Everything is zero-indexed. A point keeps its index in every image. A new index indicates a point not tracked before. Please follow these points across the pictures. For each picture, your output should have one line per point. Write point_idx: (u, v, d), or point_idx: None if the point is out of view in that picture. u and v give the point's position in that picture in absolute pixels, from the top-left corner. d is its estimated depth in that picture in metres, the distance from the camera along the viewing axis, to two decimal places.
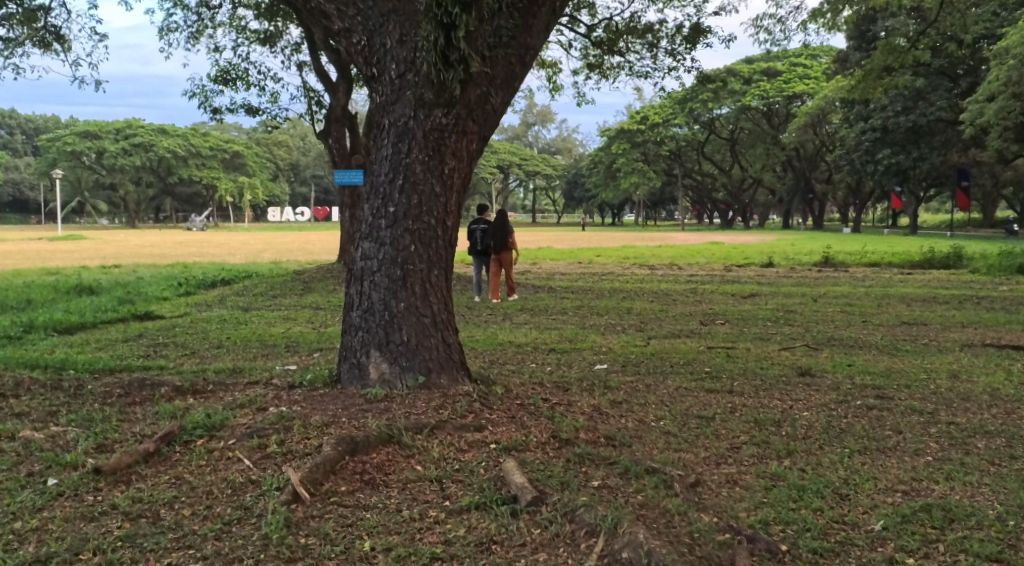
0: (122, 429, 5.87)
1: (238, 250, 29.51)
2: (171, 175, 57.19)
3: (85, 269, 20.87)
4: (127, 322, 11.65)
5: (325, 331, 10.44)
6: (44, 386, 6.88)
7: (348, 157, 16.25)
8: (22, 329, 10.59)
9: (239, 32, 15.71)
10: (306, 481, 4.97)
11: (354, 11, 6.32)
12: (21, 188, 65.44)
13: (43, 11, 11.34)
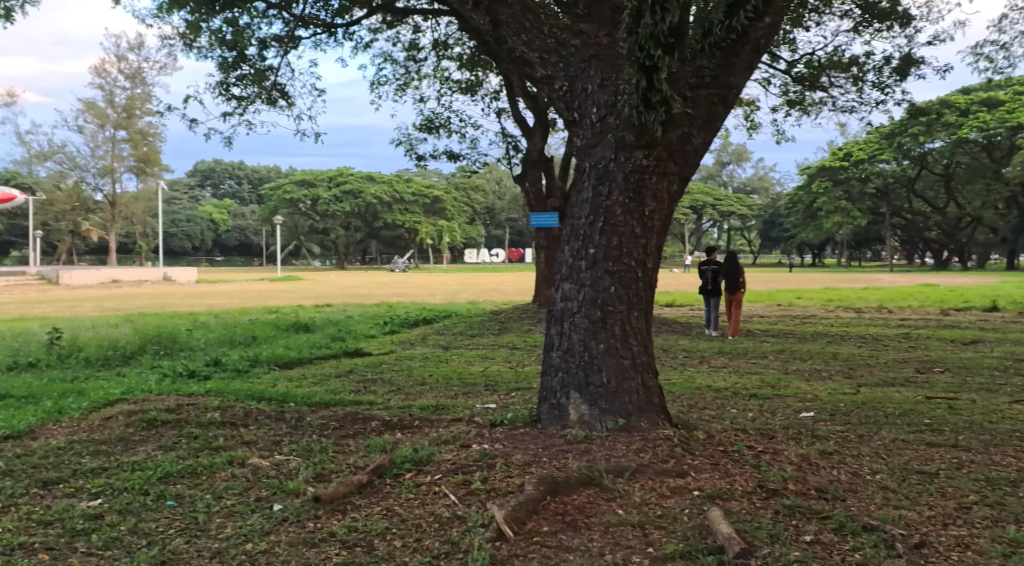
0: (337, 459, 6.21)
1: (438, 290, 30.54)
2: (376, 220, 60.31)
3: (301, 308, 22.31)
4: (339, 358, 12.36)
5: (523, 370, 10.62)
6: (269, 417, 7.40)
7: (544, 201, 16.54)
8: (248, 363, 11.46)
9: (443, 82, 16.42)
10: (510, 519, 5.04)
11: (556, 57, 6.51)
12: (247, 233, 70.97)
13: (271, 72, 12.36)
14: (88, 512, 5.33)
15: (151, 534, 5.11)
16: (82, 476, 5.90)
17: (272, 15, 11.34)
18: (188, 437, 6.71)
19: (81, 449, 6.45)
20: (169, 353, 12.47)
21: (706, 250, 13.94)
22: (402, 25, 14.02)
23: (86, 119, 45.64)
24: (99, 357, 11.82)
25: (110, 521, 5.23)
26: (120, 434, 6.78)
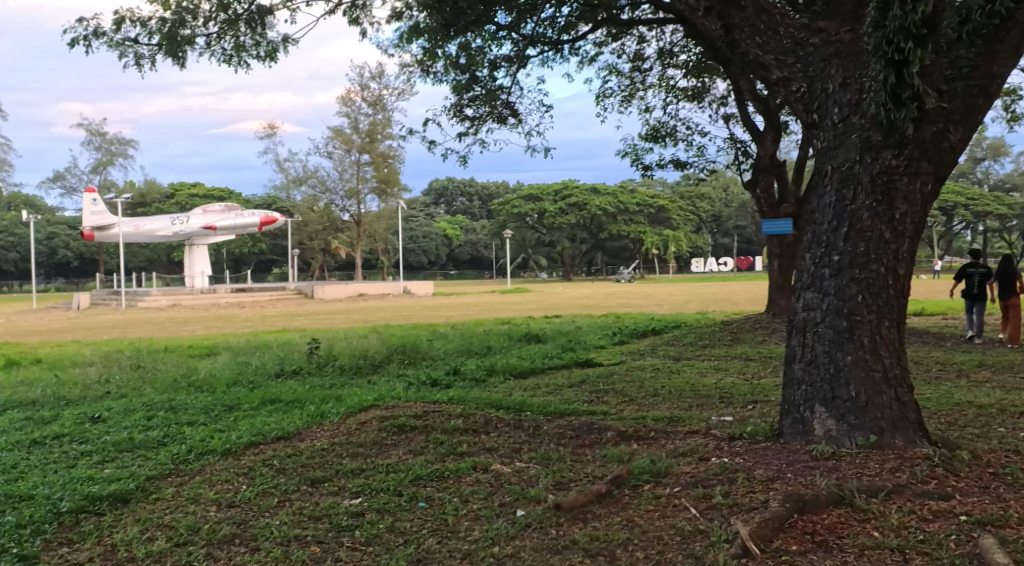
0: (576, 469, 6.29)
1: (666, 301, 30.23)
2: (602, 232, 60.64)
3: (531, 319, 22.83)
4: (571, 368, 12.54)
5: (759, 382, 10.27)
6: (508, 425, 7.62)
7: (778, 207, 15.96)
8: (485, 372, 11.89)
9: (669, 91, 16.28)
10: (755, 536, 4.89)
11: (793, 59, 6.28)
12: (478, 247, 73.58)
13: (502, 91, 12.78)
14: (350, 509, 5.72)
15: (406, 533, 5.41)
16: (343, 475, 6.35)
17: (502, 36, 11.74)
18: (434, 443, 7.05)
19: (341, 451, 6.94)
20: (413, 362, 13.16)
21: (972, 253, 13.00)
22: (628, 36, 14.06)
23: (334, 145, 49.26)
24: (350, 366, 12.66)
25: (370, 518, 5.59)
26: (375, 438, 7.24)
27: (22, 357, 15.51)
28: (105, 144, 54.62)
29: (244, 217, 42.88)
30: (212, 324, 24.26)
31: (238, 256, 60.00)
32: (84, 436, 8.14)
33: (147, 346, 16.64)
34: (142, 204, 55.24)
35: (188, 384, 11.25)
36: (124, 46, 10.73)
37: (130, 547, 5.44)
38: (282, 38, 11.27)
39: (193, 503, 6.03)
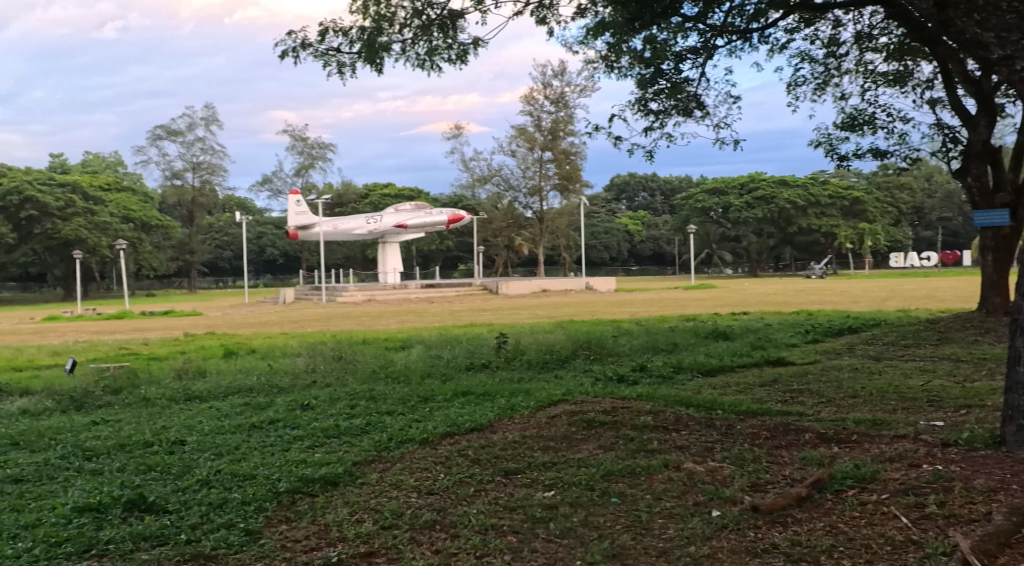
0: (773, 470, 6.09)
1: (862, 298, 28.67)
2: (791, 226, 58.23)
3: (718, 316, 22.31)
4: (762, 367, 12.14)
5: (971, 385, 9.53)
6: (699, 423, 7.47)
7: (992, 197, 14.78)
8: (672, 370, 11.71)
9: (867, 77, 15.43)
10: (977, 550, 4.56)
11: (1018, 36, 5.80)
12: (660, 242, 72.53)
13: (688, 83, 12.54)
14: (544, 502, 5.79)
15: (600, 528, 5.41)
16: (536, 468, 6.44)
17: (689, 28, 11.52)
18: (623, 439, 7.01)
19: (533, 444, 7.04)
20: (599, 358, 13.13)
21: None
22: (823, 22, 13.45)
23: (518, 143, 50.21)
24: (537, 360, 12.81)
25: (564, 512, 5.64)
26: (565, 433, 7.30)
27: (239, 347, 16.78)
28: (306, 148, 58.03)
29: (434, 216, 44.30)
30: (404, 319, 25.29)
31: (427, 253, 62.09)
32: (295, 422, 8.70)
33: (348, 339, 17.59)
34: (340, 205, 58.32)
35: (385, 375, 11.77)
36: (328, 57, 11.35)
37: (341, 528, 5.75)
38: (473, 40, 11.54)
39: (396, 489, 6.30)
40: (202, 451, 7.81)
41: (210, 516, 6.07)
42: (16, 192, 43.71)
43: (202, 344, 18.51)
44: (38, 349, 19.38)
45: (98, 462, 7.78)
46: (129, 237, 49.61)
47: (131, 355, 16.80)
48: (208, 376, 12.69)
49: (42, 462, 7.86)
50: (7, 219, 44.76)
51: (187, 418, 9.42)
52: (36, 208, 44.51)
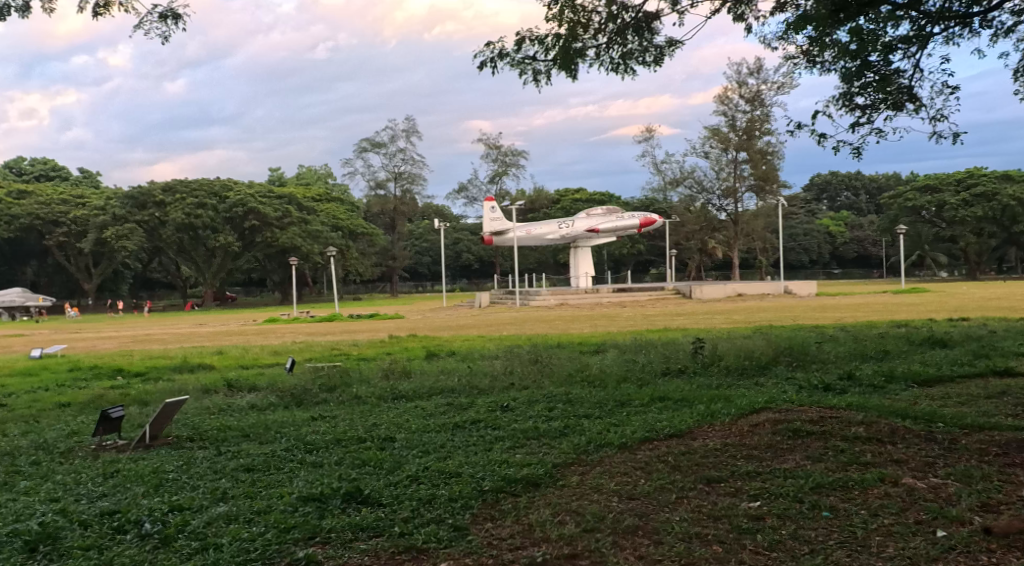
0: (1005, 490, 5.65)
1: None
2: (1015, 224, 53.30)
3: (932, 321, 20.84)
4: (986, 377, 11.24)
5: None
6: (918, 436, 7.01)
7: None
8: (884, 379, 11.06)
9: None
10: None
11: None
12: (866, 244, 68.66)
13: (898, 75, 11.82)
14: (750, 512, 5.62)
15: (812, 542, 5.20)
16: (740, 478, 6.25)
17: (900, 16, 10.87)
18: (833, 450, 6.69)
19: (735, 452, 6.85)
20: (802, 365, 12.61)
21: None
22: None
23: (711, 144, 49.40)
24: (736, 366, 12.46)
25: (772, 524, 5.44)
26: (769, 441, 7.04)
27: (440, 349, 17.46)
28: (500, 156, 59.41)
29: (626, 220, 43.84)
30: (597, 323, 25.30)
31: (619, 258, 61.89)
32: (496, 423, 8.91)
33: (543, 343, 17.85)
34: (533, 211, 59.28)
35: (581, 379, 11.83)
36: (524, 65, 11.56)
37: (544, 528, 5.82)
38: (668, 42, 11.42)
39: (597, 492, 6.31)
40: (410, 448, 8.14)
41: (421, 511, 6.31)
42: (239, 204, 47.42)
43: (406, 345, 19.42)
44: (261, 348, 21.00)
45: (318, 455, 8.29)
46: (339, 244, 52.23)
47: (343, 355, 17.87)
48: (413, 376, 13.28)
49: (268, 452, 8.47)
50: (233, 228, 48.64)
51: (395, 416, 9.87)
52: (257, 218, 48.09)
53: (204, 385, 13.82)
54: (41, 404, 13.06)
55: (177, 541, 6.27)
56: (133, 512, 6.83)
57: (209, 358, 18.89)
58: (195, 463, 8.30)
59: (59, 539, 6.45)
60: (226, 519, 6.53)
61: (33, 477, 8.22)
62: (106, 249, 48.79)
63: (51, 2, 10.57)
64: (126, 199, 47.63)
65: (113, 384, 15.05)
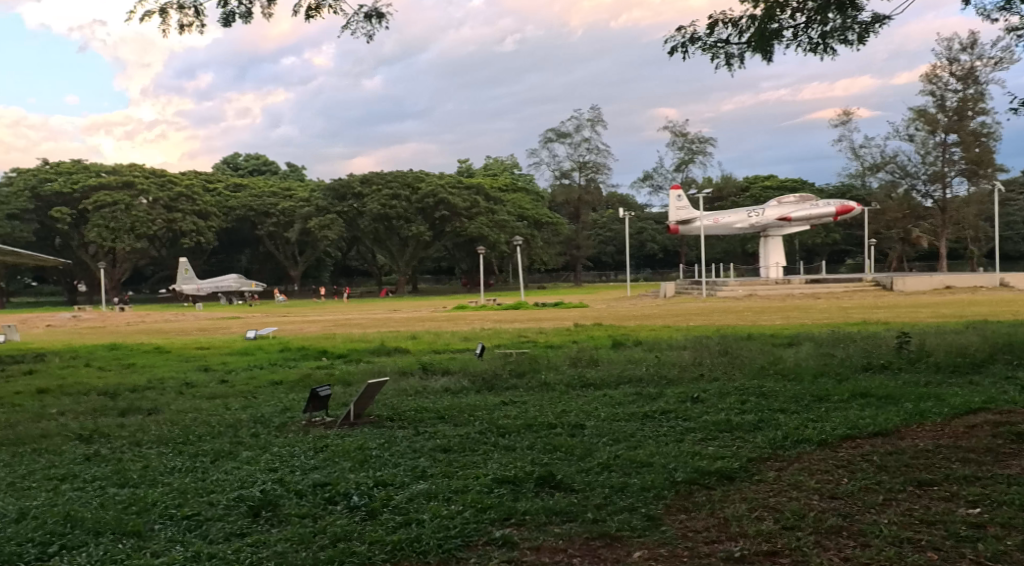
0: None
1: None
2: None
3: None
4: None
5: None
6: None
7: None
8: None
9: None
10: None
11: None
12: None
13: None
14: (969, 519, 5.28)
15: None
16: (957, 482, 5.87)
17: None
18: None
19: (950, 455, 6.42)
20: (1022, 364, 11.61)
21: None
22: None
23: (917, 127, 46.41)
24: (947, 363, 11.63)
25: (995, 534, 5.09)
26: (988, 445, 6.55)
27: (627, 339, 17.36)
28: (687, 143, 58.33)
29: (821, 207, 41.88)
30: (790, 315, 24.38)
31: (812, 247, 59.36)
32: (686, 414, 8.74)
33: (731, 334, 17.38)
34: (721, 199, 57.90)
35: (774, 371, 11.42)
36: (716, 49, 11.27)
37: (740, 523, 5.69)
38: (874, 19, 10.79)
39: (795, 488, 6.10)
40: (600, 436, 8.17)
41: (613, 498, 6.31)
42: (431, 194, 49.07)
43: (591, 334, 19.46)
44: (451, 334, 21.66)
45: (510, 439, 8.48)
46: (525, 234, 52.81)
47: (531, 342, 18.13)
48: (601, 364, 13.28)
49: (463, 434, 8.74)
50: (424, 219, 50.42)
51: (585, 404, 9.90)
52: (447, 208, 49.55)
53: (401, 368, 14.42)
54: (257, 381, 14.07)
55: (383, 514, 6.67)
56: (342, 485, 7.28)
57: (403, 342, 19.69)
58: (395, 442, 8.68)
59: (279, 506, 6.98)
60: (427, 497, 6.89)
61: (252, 447, 8.89)
62: (310, 239, 51.89)
63: (268, 7, 11.30)
64: (328, 191, 50.47)
65: (319, 365, 15.98)
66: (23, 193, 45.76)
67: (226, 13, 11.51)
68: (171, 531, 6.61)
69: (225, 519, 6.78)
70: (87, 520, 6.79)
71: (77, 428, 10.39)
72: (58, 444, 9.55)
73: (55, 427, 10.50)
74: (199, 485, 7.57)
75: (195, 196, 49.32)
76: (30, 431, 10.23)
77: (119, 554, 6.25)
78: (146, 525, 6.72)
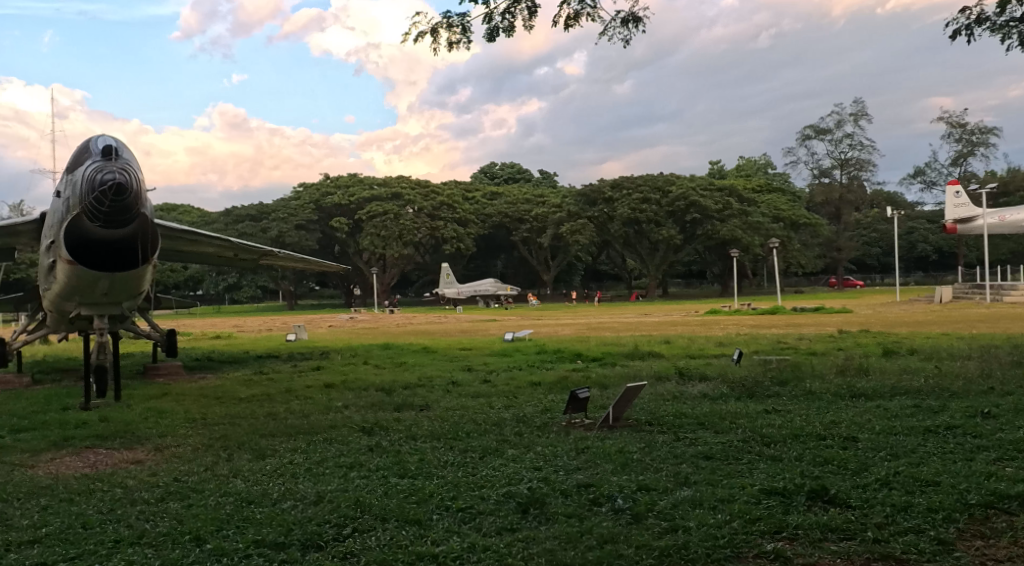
0: None
1: None
2: None
3: None
4: None
5: None
6: None
7: None
8: None
9: None
10: None
11: None
12: None
13: None
14: None
15: None
16: None
17: None
18: None
19: None
20: None
21: None
22: None
23: None
24: None
25: None
26: None
27: (899, 346, 16.18)
28: (964, 134, 53.59)
29: None
30: None
31: None
32: (977, 431, 8.02)
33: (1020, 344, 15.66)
34: (1006, 194, 52.60)
35: None
36: (1008, 28, 10.27)
37: None
38: None
39: None
40: (876, 450, 7.70)
41: (897, 518, 6.14)
42: (682, 197, 48.41)
43: (857, 340, 18.31)
44: (707, 338, 21.22)
45: (777, 449, 8.18)
46: (781, 236, 50.73)
47: (791, 348, 17.36)
48: (871, 375, 12.44)
49: (725, 442, 8.55)
50: (675, 222, 49.85)
51: (856, 415, 9.35)
52: (699, 211, 48.65)
53: (657, 373, 14.31)
54: (517, 382, 14.50)
55: (648, 519, 6.71)
56: (606, 487, 7.37)
57: (656, 346, 19.55)
58: (656, 446, 8.64)
59: (546, 504, 7.17)
60: (691, 504, 6.87)
61: (518, 446, 9.18)
62: (562, 244, 52.93)
63: (530, 20, 11.68)
64: (580, 197, 51.38)
65: (575, 367, 16.26)
66: (307, 206, 50.40)
67: (489, 29, 12.02)
68: (448, 522, 6.98)
69: (496, 514, 7.06)
70: (374, 506, 7.32)
71: (359, 420, 11.24)
72: (344, 435, 10.37)
73: (340, 419, 11.40)
74: (470, 479, 7.94)
75: (456, 205, 51.85)
76: (319, 422, 11.18)
77: (403, 541, 6.69)
78: (424, 514, 7.14)
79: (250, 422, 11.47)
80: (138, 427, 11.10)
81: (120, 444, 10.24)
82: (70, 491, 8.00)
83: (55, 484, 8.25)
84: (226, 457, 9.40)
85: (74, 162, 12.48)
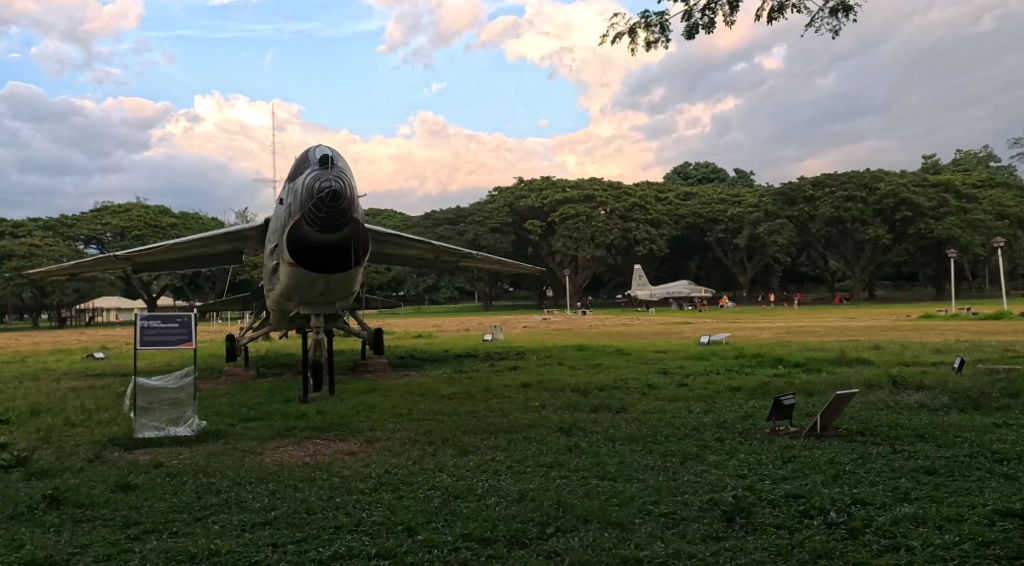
0: None
1: None
2: None
3: None
4: None
5: None
6: None
7: None
8: None
9: None
10: None
11: None
12: None
13: None
14: None
15: None
16: None
17: None
18: None
19: None
20: None
21: None
22: None
23: None
24: None
25: None
26: None
27: None
28: None
29: None
30: None
31: None
32: None
33: None
34: None
35: None
36: None
37: None
38: None
39: None
40: None
41: None
42: (891, 194, 45.68)
43: None
44: (920, 345, 19.87)
45: (1011, 467, 7.56)
46: (1005, 234, 46.76)
47: (1020, 358, 15.92)
48: None
49: (950, 456, 7.97)
50: (884, 221, 47.06)
51: None
52: (910, 209, 45.76)
53: (868, 380, 13.54)
54: (716, 386, 14.18)
55: (865, 535, 6.40)
56: (817, 499, 7.05)
57: (864, 352, 18.58)
58: (870, 458, 8.18)
59: (753, 513, 6.95)
60: (914, 521, 6.50)
61: (720, 452, 8.96)
62: (759, 245, 51.24)
63: (731, 15, 11.38)
64: (779, 196, 49.61)
65: (777, 373, 15.69)
66: (502, 208, 51.66)
67: (689, 27, 11.82)
68: (652, 526, 6.91)
69: (701, 521, 6.92)
70: (577, 506, 7.36)
71: (557, 420, 11.35)
72: (543, 434, 10.51)
73: (538, 418, 11.55)
74: (672, 485, 7.82)
75: (648, 206, 51.36)
76: (519, 421, 11.38)
77: (607, 543, 6.68)
78: (627, 517, 7.10)
79: (452, 418, 11.85)
80: (352, 420, 11.73)
81: (336, 435, 10.86)
82: (294, 478, 8.56)
83: (281, 470, 8.84)
84: (432, 452, 9.75)
85: (296, 170, 13.31)
